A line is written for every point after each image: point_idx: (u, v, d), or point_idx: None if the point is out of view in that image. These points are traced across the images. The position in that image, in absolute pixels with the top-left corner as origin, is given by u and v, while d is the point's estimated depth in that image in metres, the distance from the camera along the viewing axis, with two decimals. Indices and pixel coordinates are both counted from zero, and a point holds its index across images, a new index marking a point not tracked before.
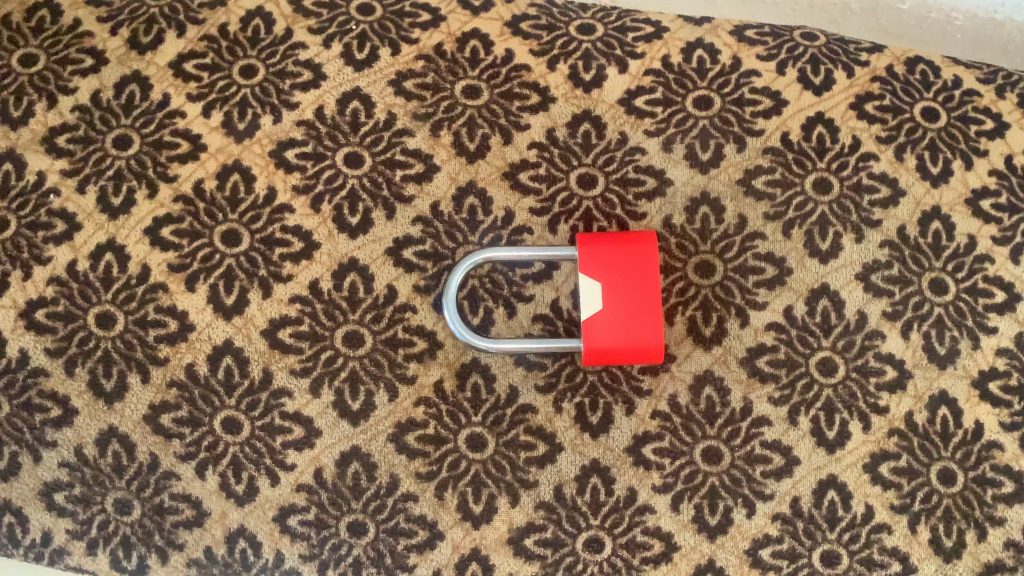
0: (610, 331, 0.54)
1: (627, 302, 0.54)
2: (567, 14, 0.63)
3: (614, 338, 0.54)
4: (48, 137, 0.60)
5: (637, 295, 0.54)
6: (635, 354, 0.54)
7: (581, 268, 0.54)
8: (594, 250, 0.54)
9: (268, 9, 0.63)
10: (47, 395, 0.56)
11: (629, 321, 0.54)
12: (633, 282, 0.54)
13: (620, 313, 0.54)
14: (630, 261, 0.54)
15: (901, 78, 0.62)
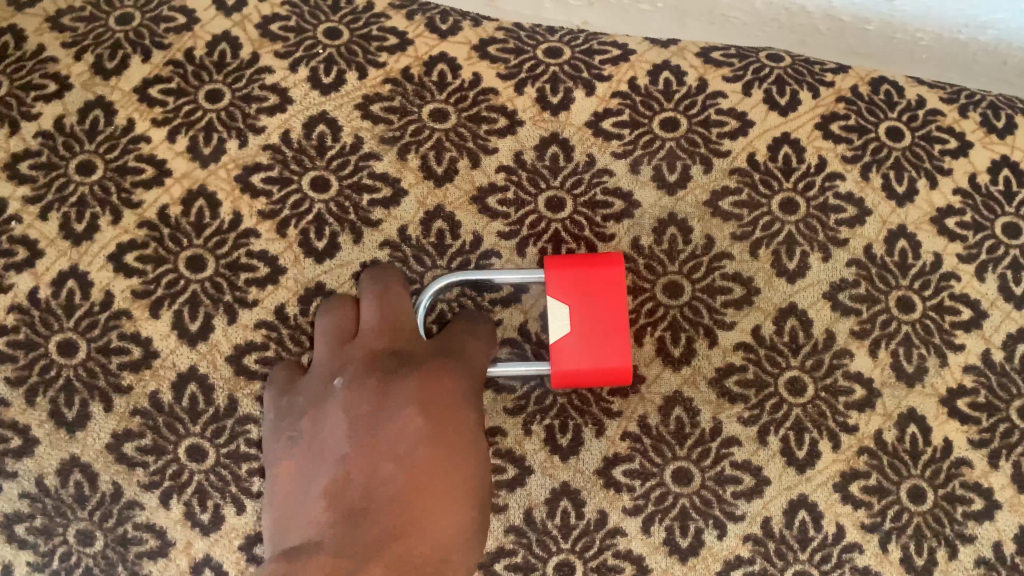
0: (579, 356, 0.54)
1: (595, 326, 0.53)
2: (535, 37, 0.63)
3: (583, 362, 0.53)
4: (11, 163, 0.59)
5: (605, 318, 0.53)
6: (604, 377, 0.54)
7: (548, 293, 0.54)
8: (561, 274, 0.54)
9: (234, 33, 0.62)
10: (8, 425, 0.55)
11: (599, 344, 0.53)
12: (601, 306, 0.53)
13: (589, 337, 0.53)
14: (599, 283, 0.53)
15: (866, 99, 0.62)
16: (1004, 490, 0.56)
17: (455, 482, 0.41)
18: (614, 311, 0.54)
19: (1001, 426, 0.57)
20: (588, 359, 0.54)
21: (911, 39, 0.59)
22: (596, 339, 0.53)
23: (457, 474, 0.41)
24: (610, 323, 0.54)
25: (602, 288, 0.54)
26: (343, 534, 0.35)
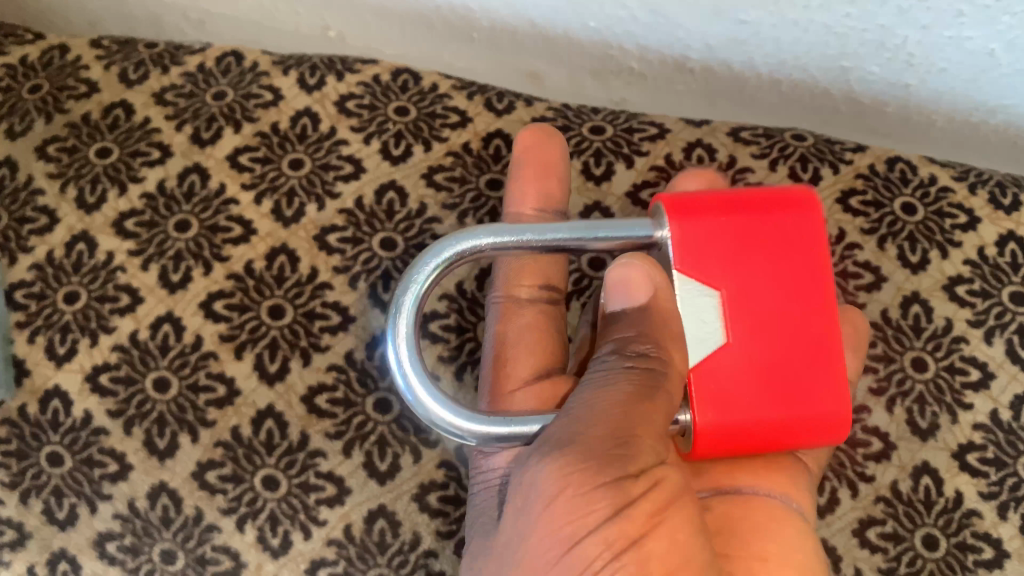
0: (726, 254, 0.49)
1: (755, 323, 0.49)
2: (581, 116, 0.70)
3: (792, 215, 0.50)
4: (118, 221, 0.68)
5: (795, 305, 0.49)
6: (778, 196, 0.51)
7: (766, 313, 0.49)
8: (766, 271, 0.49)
9: (315, 109, 0.70)
10: (107, 451, 0.63)
11: (755, 254, 0.49)
12: (815, 332, 0.49)
13: (744, 308, 0.49)
14: (769, 385, 0.48)
15: (882, 176, 0.68)
16: (1012, 541, 0.61)
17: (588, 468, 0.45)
18: (778, 359, 0.49)
19: (1009, 480, 0.62)
20: (806, 253, 0.50)
21: (928, 120, 0.65)
22: (748, 262, 0.49)
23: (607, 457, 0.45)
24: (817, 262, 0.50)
25: (826, 352, 0.49)
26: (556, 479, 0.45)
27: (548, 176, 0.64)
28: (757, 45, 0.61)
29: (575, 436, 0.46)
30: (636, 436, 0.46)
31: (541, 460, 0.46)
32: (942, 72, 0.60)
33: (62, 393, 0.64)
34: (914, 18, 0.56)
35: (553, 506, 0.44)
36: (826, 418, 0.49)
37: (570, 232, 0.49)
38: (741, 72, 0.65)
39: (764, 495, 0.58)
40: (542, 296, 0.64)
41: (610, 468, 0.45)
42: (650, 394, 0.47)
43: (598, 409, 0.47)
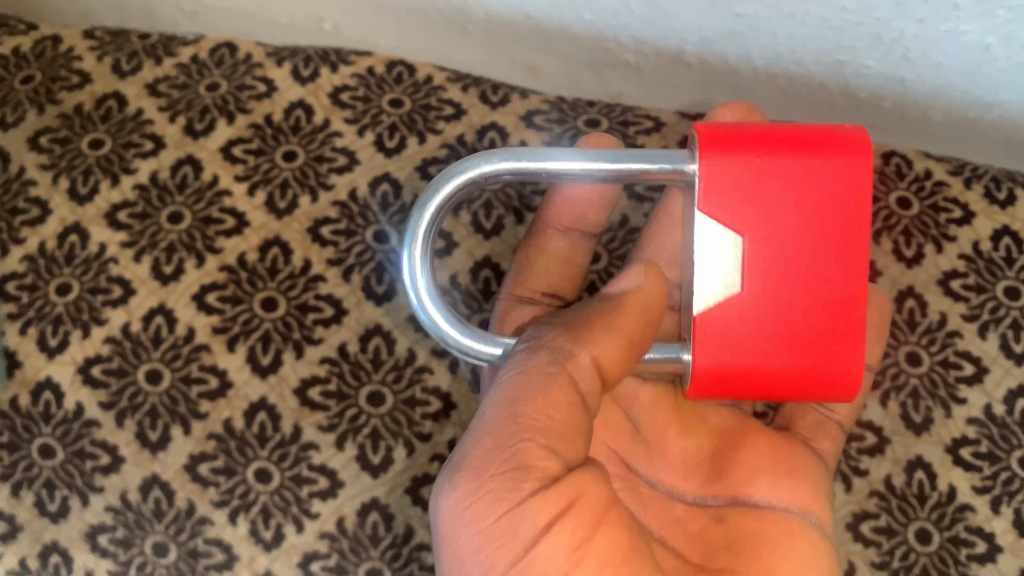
0: (752, 195, 0.46)
1: (773, 271, 0.47)
2: (576, 108, 0.70)
3: (839, 163, 0.46)
4: (111, 213, 0.68)
5: (822, 257, 0.47)
6: (825, 136, 0.46)
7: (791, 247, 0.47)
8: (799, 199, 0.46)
9: (309, 100, 0.70)
10: (99, 444, 0.63)
11: (784, 197, 0.46)
12: (839, 288, 0.47)
13: (762, 256, 0.47)
14: (780, 334, 0.47)
15: (878, 171, 0.67)
16: (1005, 535, 0.61)
17: (504, 479, 0.45)
18: (794, 314, 0.47)
19: (1003, 474, 0.62)
20: (844, 186, 0.46)
21: (924, 115, 0.63)
22: (775, 204, 0.46)
23: (522, 464, 0.45)
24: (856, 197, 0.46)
25: (848, 310, 0.47)
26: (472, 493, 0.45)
27: (588, 201, 0.61)
28: (754, 37, 0.58)
29: (488, 442, 0.46)
30: (530, 439, 0.46)
31: (441, 490, 0.46)
32: (939, 66, 0.57)
33: (54, 385, 0.64)
34: (911, 11, 0.53)
35: (469, 513, 0.45)
36: (837, 379, 0.48)
37: (603, 166, 0.46)
38: (735, 65, 0.62)
39: (781, 508, 0.55)
40: (547, 301, 0.64)
41: (506, 483, 0.45)
42: (544, 392, 0.47)
43: (491, 422, 0.47)
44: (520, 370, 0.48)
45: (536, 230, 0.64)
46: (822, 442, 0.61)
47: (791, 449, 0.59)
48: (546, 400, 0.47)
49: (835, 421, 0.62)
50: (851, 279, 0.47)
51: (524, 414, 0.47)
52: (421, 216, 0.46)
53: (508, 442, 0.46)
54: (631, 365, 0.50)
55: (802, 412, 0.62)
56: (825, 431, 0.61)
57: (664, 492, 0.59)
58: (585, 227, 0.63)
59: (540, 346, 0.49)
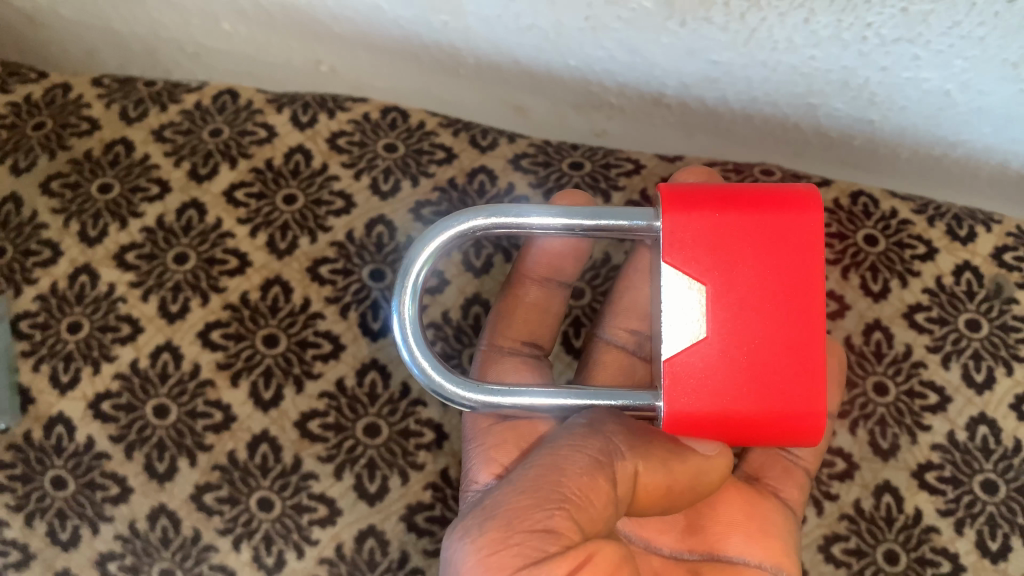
0: (712, 244, 0.48)
1: (735, 317, 0.48)
2: (561, 152, 0.73)
3: (791, 215, 0.48)
4: (119, 254, 0.71)
5: (780, 304, 0.48)
6: (783, 194, 0.49)
7: (751, 293, 0.48)
8: (755, 249, 0.48)
9: (308, 146, 0.73)
10: (108, 475, 0.66)
11: (744, 249, 0.48)
12: (798, 334, 0.48)
13: (722, 305, 0.48)
14: (742, 378, 0.48)
15: (846, 210, 0.71)
16: (969, 555, 0.64)
17: (530, 534, 0.45)
18: (757, 358, 0.48)
19: (966, 497, 0.65)
20: (800, 235, 0.48)
21: (892, 152, 0.64)
22: (736, 255, 0.48)
23: (549, 524, 0.46)
24: (810, 244, 0.48)
25: (807, 355, 0.48)
26: (495, 539, 0.45)
27: (565, 250, 0.66)
28: (730, 83, 0.59)
29: (518, 499, 0.47)
30: (565, 508, 0.47)
31: (467, 532, 0.47)
32: (902, 109, 0.57)
33: (65, 419, 0.68)
34: (873, 60, 0.52)
35: (487, 560, 0.45)
36: (800, 421, 0.48)
37: (577, 215, 0.49)
38: (713, 106, 0.63)
39: (754, 566, 0.59)
40: (526, 350, 0.67)
41: (533, 540, 0.45)
42: (589, 470, 0.48)
43: (529, 481, 0.48)
44: (567, 447, 0.50)
45: (513, 281, 0.67)
46: (792, 490, 0.64)
47: (760, 502, 0.62)
48: (585, 474, 0.48)
49: (802, 467, 0.65)
50: (809, 325, 0.48)
51: (562, 481, 0.48)
52: (411, 265, 0.48)
53: (542, 502, 0.47)
54: (664, 486, 0.51)
55: (772, 462, 0.65)
56: (793, 478, 0.64)
57: (642, 545, 0.62)
58: (562, 277, 0.67)
59: (593, 430, 0.51)
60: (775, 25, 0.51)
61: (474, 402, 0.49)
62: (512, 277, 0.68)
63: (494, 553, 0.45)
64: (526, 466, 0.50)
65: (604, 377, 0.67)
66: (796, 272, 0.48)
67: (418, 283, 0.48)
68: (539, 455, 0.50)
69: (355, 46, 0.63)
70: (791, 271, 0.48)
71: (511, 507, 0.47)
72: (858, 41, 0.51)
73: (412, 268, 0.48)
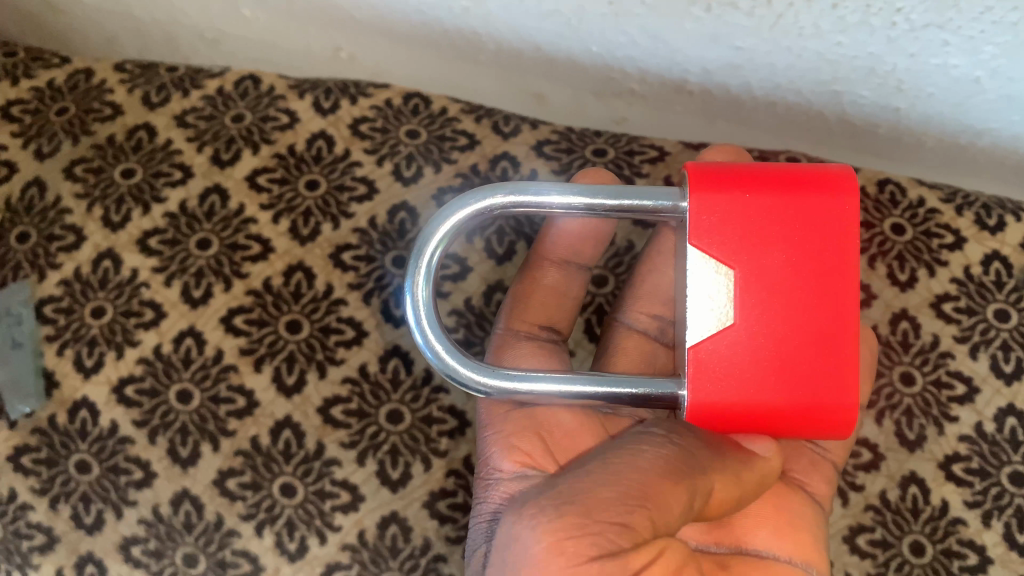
0: (739, 229, 0.47)
1: (763, 305, 0.47)
2: (584, 138, 0.73)
3: (824, 198, 0.46)
4: (142, 239, 0.71)
5: (810, 291, 0.46)
6: (815, 176, 0.47)
7: (780, 279, 0.47)
8: (785, 234, 0.47)
9: (330, 131, 0.73)
10: (132, 460, 0.67)
11: (773, 233, 0.47)
12: (828, 323, 0.46)
13: (749, 292, 0.47)
14: (770, 368, 0.47)
15: (873, 198, 0.70)
16: (996, 548, 0.64)
17: (605, 522, 0.43)
18: (786, 347, 0.47)
19: (993, 489, 0.65)
20: (832, 218, 0.46)
21: (917, 142, 0.63)
22: (764, 239, 0.47)
23: (623, 516, 0.44)
24: (845, 230, 0.46)
25: (838, 344, 0.46)
26: (570, 522, 0.43)
27: (586, 231, 0.65)
28: (753, 70, 0.58)
29: (595, 489, 0.45)
30: (643, 506, 0.44)
31: (537, 513, 0.44)
32: (930, 97, 0.56)
33: (89, 404, 0.68)
34: (901, 47, 0.52)
35: (558, 543, 0.42)
36: (830, 413, 0.46)
37: (596, 195, 0.47)
38: (737, 94, 0.62)
39: (784, 561, 0.57)
40: (542, 334, 0.66)
41: (609, 532, 0.43)
42: (671, 474, 0.46)
43: (609, 474, 0.46)
44: (647, 451, 0.48)
45: (531, 264, 0.66)
46: (818, 484, 0.63)
47: (788, 494, 0.61)
48: (665, 476, 0.46)
49: (829, 460, 0.64)
50: (840, 313, 0.46)
51: (641, 479, 0.46)
52: (426, 246, 0.47)
53: (621, 495, 0.44)
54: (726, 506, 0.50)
55: (799, 453, 0.64)
56: (820, 471, 0.63)
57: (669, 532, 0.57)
58: (581, 259, 0.66)
59: (670, 438, 0.49)
60: (802, 12, 0.50)
61: (492, 388, 0.47)
62: (530, 259, 0.67)
63: (568, 534, 0.42)
64: (603, 462, 0.48)
65: (623, 364, 0.66)
66: (828, 258, 0.46)
67: (431, 263, 0.47)
68: (617, 453, 0.48)
69: (375, 33, 0.63)
70: (824, 257, 0.46)
71: (589, 494, 0.45)
72: (886, 27, 0.50)
73: (427, 249, 0.47)
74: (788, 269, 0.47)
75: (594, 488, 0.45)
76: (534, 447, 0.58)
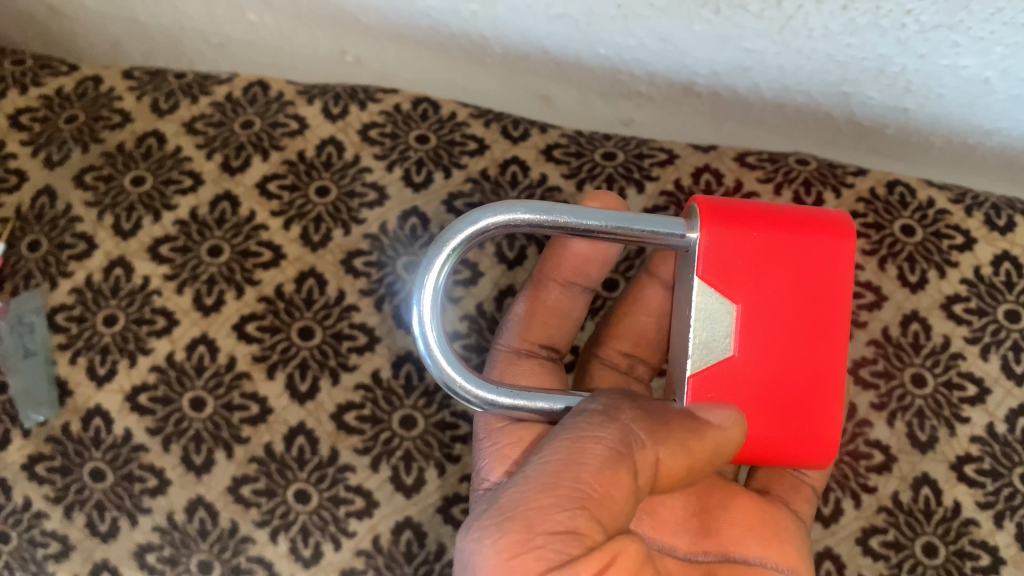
0: (746, 264, 0.49)
1: (763, 338, 0.49)
2: (592, 142, 0.72)
3: (828, 241, 0.49)
4: (153, 247, 0.71)
5: (807, 327, 0.49)
6: (820, 220, 0.50)
7: (780, 316, 0.49)
8: (788, 273, 0.49)
9: (339, 137, 0.73)
10: (146, 467, 0.67)
11: (778, 272, 0.49)
12: (820, 357, 0.50)
13: (752, 325, 0.49)
14: (766, 398, 0.50)
15: (882, 200, 0.69)
16: (1008, 548, 0.64)
17: (549, 537, 0.43)
18: (780, 377, 0.50)
19: (1005, 489, 0.65)
20: (833, 261, 0.49)
21: (925, 142, 0.63)
22: (769, 275, 0.49)
23: (566, 526, 0.43)
24: (843, 274, 0.50)
25: (827, 377, 0.50)
26: (512, 543, 0.43)
27: (593, 258, 0.64)
28: (762, 71, 0.58)
29: (533, 497, 0.44)
30: (584, 510, 0.44)
31: (479, 536, 0.44)
32: (939, 98, 0.56)
33: (103, 412, 0.68)
34: (911, 48, 0.52)
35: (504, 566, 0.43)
36: (816, 442, 0.50)
37: (607, 220, 0.48)
38: (745, 96, 0.63)
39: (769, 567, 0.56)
40: (542, 352, 0.67)
41: (553, 543, 0.43)
42: (608, 466, 0.45)
43: (546, 476, 0.45)
44: (582, 436, 0.46)
45: (536, 283, 0.66)
46: (801, 505, 0.63)
47: (771, 510, 0.61)
48: (604, 471, 0.45)
49: (810, 484, 0.64)
50: (834, 350, 0.50)
51: (581, 478, 0.45)
52: (430, 263, 0.47)
53: (560, 501, 0.44)
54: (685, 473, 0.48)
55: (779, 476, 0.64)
56: (801, 494, 0.64)
57: (657, 547, 0.58)
58: (585, 282, 0.66)
59: (610, 416, 0.47)
60: (812, 13, 0.50)
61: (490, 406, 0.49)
62: (534, 278, 0.67)
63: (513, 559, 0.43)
64: (539, 459, 0.46)
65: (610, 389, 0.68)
66: (826, 297, 0.50)
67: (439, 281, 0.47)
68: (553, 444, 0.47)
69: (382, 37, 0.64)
70: (822, 296, 0.49)
71: (525, 506, 0.44)
72: (897, 28, 0.50)
73: (433, 267, 0.47)
74: (788, 306, 0.49)
75: (531, 496, 0.44)
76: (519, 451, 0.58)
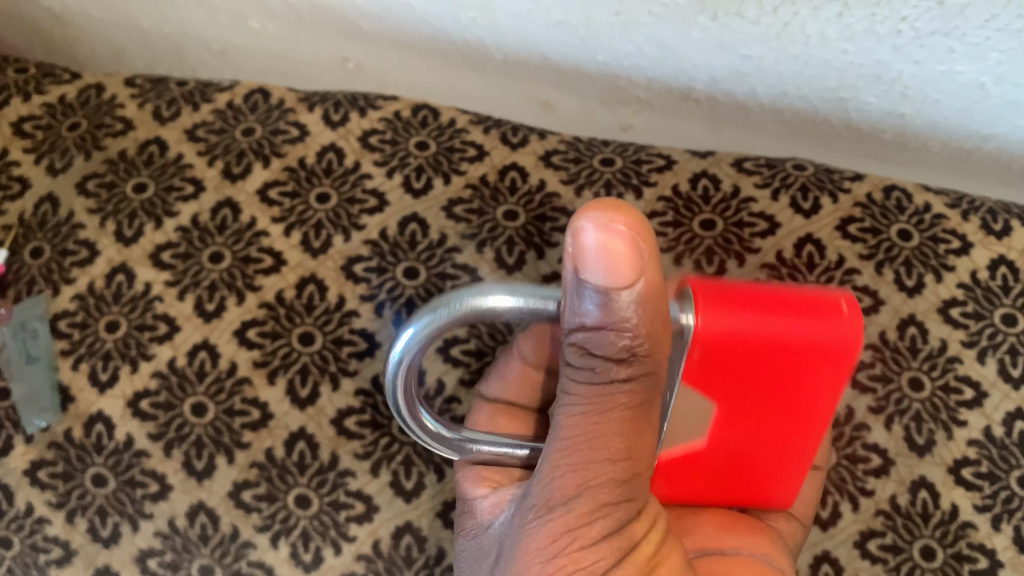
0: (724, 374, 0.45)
1: (735, 431, 0.48)
2: (591, 148, 0.73)
3: (819, 337, 0.43)
4: (155, 253, 0.72)
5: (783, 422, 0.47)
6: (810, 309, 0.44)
7: (755, 413, 0.47)
8: (770, 384, 0.45)
9: (340, 144, 0.74)
10: (148, 473, 0.67)
11: (757, 380, 0.45)
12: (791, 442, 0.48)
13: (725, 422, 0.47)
14: (729, 471, 0.50)
15: (878, 205, 0.70)
16: (1005, 551, 0.64)
17: (598, 521, 0.42)
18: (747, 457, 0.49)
19: (1002, 492, 0.65)
20: (820, 368, 0.44)
21: (923, 147, 0.64)
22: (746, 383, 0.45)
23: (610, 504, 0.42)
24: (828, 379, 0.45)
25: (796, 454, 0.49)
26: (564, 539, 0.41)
27: None
28: (760, 78, 0.59)
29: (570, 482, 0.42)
30: (636, 477, 0.42)
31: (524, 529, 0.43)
32: (935, 103, 0.57)
33: (105, 418, 0.68)
34: (907, 54, 0.53)
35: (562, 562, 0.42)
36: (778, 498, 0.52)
37: None
38: (744, 103, 0.63)
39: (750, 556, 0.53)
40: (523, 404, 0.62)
41: (605, 519, 0.42)
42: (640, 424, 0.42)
43: (581, 454, 0.41)
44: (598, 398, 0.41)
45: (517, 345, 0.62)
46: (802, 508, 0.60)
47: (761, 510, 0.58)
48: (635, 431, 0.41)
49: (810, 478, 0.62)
50: (806, 435, 0.49)
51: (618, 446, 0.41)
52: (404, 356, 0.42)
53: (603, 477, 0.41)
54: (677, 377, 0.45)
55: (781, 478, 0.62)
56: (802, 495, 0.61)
57: None
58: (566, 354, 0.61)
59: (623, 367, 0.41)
60: (808, 20, 0.52)
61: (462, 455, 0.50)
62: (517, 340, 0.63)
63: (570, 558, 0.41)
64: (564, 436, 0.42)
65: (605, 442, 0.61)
66: (807, 398, 0.46)
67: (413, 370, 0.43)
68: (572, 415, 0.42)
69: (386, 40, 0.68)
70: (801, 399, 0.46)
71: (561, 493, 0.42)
72: (892, 34, 0.52)
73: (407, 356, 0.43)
74: (765, 407, 0.46)
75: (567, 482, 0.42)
76: (505, 476, 0.54)
